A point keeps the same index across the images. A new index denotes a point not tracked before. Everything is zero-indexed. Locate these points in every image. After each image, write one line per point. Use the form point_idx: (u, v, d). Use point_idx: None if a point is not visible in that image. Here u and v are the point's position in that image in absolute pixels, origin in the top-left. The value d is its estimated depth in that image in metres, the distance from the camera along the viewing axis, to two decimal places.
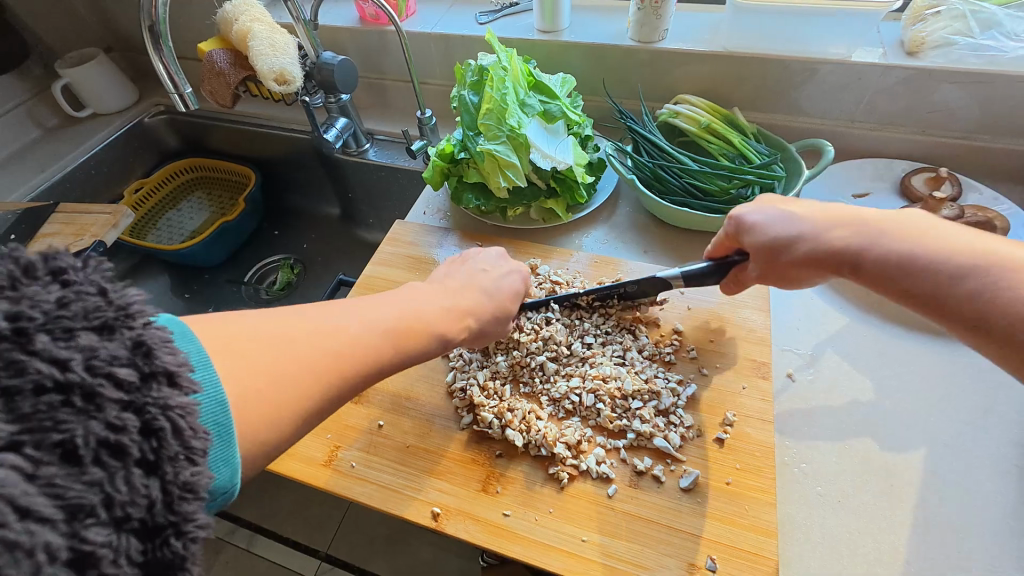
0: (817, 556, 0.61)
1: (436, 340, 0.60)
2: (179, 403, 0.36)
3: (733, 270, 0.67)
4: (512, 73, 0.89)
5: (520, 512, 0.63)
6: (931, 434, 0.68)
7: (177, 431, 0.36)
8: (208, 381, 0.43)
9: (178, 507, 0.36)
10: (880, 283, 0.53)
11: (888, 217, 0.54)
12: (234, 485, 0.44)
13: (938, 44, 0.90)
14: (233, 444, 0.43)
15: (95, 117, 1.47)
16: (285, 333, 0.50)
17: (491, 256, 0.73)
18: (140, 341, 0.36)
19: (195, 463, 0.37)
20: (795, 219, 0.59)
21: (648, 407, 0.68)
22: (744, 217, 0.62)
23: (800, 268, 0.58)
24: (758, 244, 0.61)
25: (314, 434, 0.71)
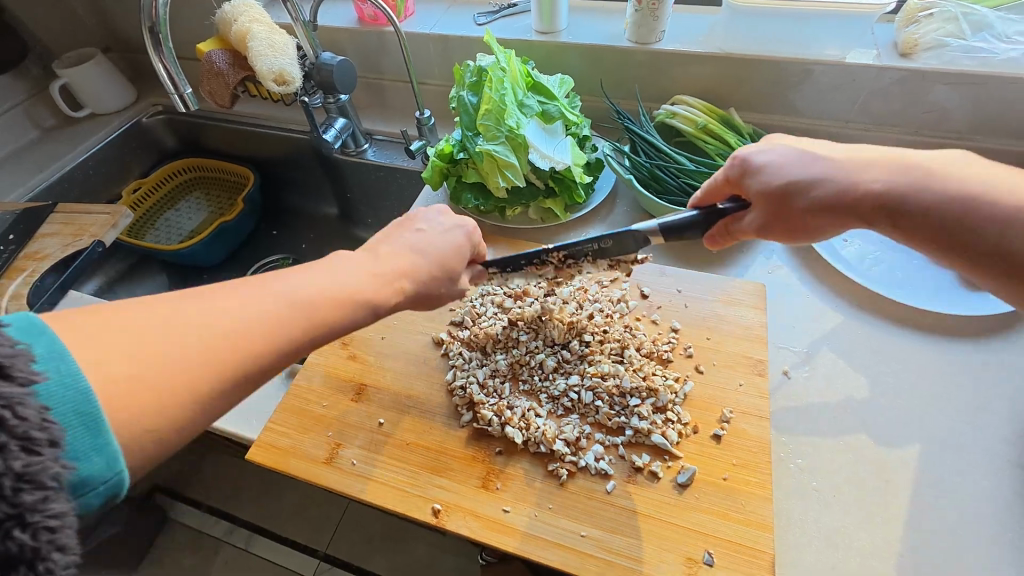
0: (812, 550, 0.61)
1: (365, 308, 0.55)
2: (2, 395, 0.34)
3: (726, 219, 0.63)
4: (511, 74, 0.90)
5: (519, 508, 0.63)
6: (925, 430, 0.69)
7: (1, 423, 0.34)
8: (61, 372, 0.38)
9: (17, 498, 0.34)
10: (899, 222, 0.52)
11: (900, 154, 0.54)
12: (118, 475, 0.40)
13: (931, 45, 0.92)
14: (109, 432, 0.39)
15: (93, 117, 1.46)
16: (187, 315, 0.45)
17: (433, 214, 0.67)
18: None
19: (35, 453, 0.35)
20: (809, 157, 0.57)
21: (646, 404, 0.69)
22: (752, 158, 0.60)
23: (813, 212, 0.56)
24: (770, 181, 0.58)
25: (315, 432, 0.72)
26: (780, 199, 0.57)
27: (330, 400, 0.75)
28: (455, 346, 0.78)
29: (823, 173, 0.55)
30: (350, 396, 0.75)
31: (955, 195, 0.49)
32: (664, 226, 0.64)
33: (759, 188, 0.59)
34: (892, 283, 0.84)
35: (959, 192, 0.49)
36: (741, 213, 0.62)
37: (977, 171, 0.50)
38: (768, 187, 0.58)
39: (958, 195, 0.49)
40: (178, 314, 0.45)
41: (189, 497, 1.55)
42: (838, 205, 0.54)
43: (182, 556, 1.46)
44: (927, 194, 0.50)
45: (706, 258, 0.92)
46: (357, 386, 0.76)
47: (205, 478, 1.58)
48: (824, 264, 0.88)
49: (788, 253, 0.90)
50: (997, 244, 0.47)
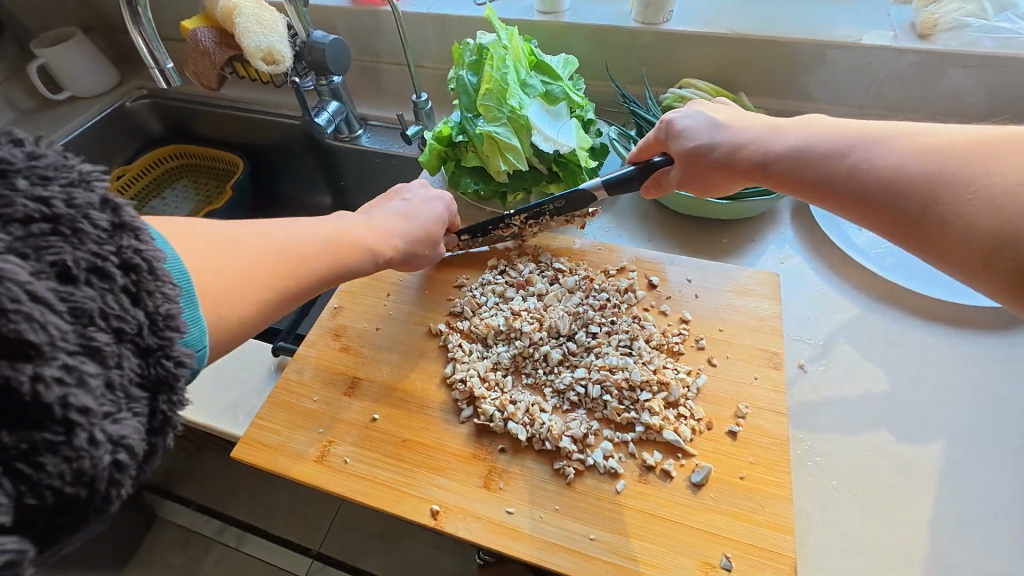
0: (833, 553, 0.58)
1: (369, 255, 0.65)
2: (152, 249, 0.39)
3: (657, 173, 0.71)
4: (513, 52, 0.85)
5: (524, 509, 0.60)
6: (948, 426, 0.66)
7: (153, 270, 0.38)
8: (170, 253, 0.44)
9: (164, 333, 0.39)
10: (779, 176, 0.56)
11: (800, 117, 0.58)
12: (204, 348, 0.45)
13: (950, 26, 0.89)
14: (199, 306, 0.45)
15: (74, 100, 1.40)
16: (219, 235, 0.52)
17: (416, 188, 0.77)
18: (106, 197, 0.38)
19: (173, 300, 0.39)
20: (718, 123, 0.63)
21: (657, 399, 0.65)
22: (674, 121, 0.67)
23: (715, 168, 0.62)
24: (683, 143, 0.65)
25: (306, 428, 0.68)
26: (690, 159, 0.65)
27: (321, 394, 0.71)
28: (453, 338, 0.74)
29: (724, 137, 0.62)
30: (343, 390, 0.71)
31: (825, 148, 0.52)
32: (608, 182, 0.71)
33: (677, 149, 0.66)
34: (910, 274, 0.80)
35: (830, 144, 0.52)
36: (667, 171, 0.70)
37: (850, 127, 0.52)
38: (682, 149, 0.65)
39: (828, 149, 0.52)
40: (209, 233, 0.52)
41: (177, 495, 1.50)
42: (734, 161, 0.60)
43: (170, 556, 1.42)
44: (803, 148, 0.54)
45: (716, 247, 0.88)
46: (350, 379, 0.72)
47: (194, 475, 1.53)
48: (839, 254, 0.84)
49: (801, 243, 0.86)
50: (853, 191, 0.50)
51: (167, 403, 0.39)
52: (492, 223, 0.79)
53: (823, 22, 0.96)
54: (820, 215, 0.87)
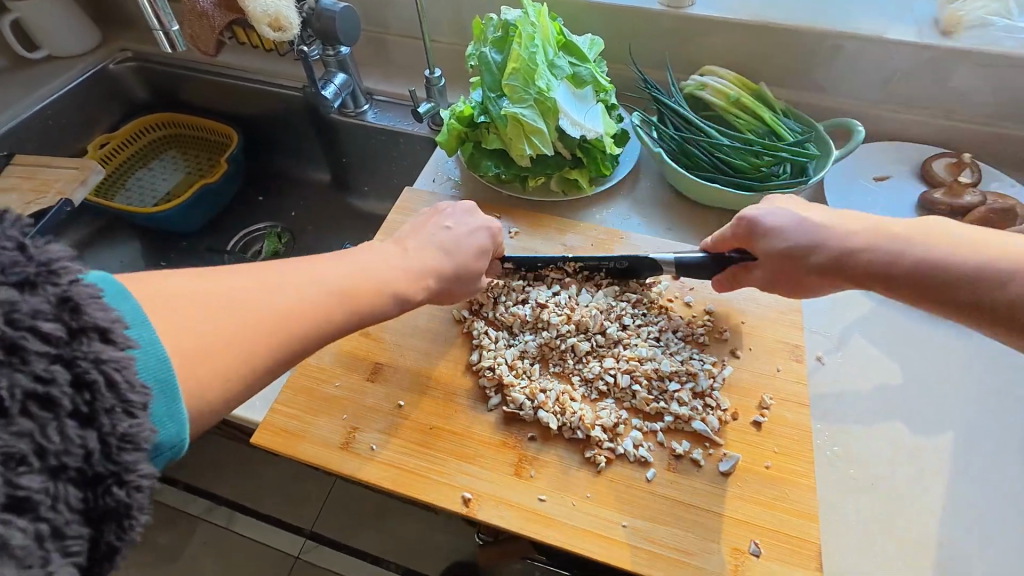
0: (848, 532, 0.62)
1: (393, 299, 0.59)
2: (113, 358, 0.36)
3: (733, 269, 0.68)
4: (541, 31, 0.82)
5: (556, 497, 0.60)
6: (956, 417, 0.69)
7: (111, 385, 0.36)
8: (149, 333, 0.42)
9: (118, 458, 0.36)
10: (884, 283, 0.55)
11: (892, 222, 0.58)
12: (182, 442, 0.43)
13: (973, 24, 0.90)
14: (178, 400, 0.43)
15: (51, 59, 1.31)
16: (234, 292, 0.49)
17: (461, 212, 0.69)
18: (66, 296, 0.35)
19: (134, 417, 0.37)
20: (815, 226, 0.60)
21: (685, 389, 0.66)
22: (757, 220, 0.64)
23: (820, 276, 0.59)
24: (776, 246, 0.62)
25: (329, 415, 0.66)
26: (786, 264, 0.62)
27: (344, 379, 0.69)
28: (478, 325, 0.72)
29: (822, 240, 0.59)
30: (366, 375, 0.69)
31: (936, 263, 0.53)
32: (680, 262, 0.71)
33: (766, 251, 0.63)
34: None
35: (943, 268, 0.52)
36: (745, 274, 0.67)
37: (978, 247, 0.52)
38: (775, 253, 0.62)
39: (950, 281, 0.52)
40: (227, 288, 0.49)
41: (166, 475, 1.47)
42: (835, 267, 0.58)
43: (160, 536, 1.40)
44: (910, 264, 0.54)
45: None
46: (372, 365, 0.70)
47: (183, 455, 1.50)
48: None
49: None
50: (988, 304, 0.50)
51: (114, 533, 0.37)
52: (542, 264, 0.76)
53: (846, 14, 0.95)
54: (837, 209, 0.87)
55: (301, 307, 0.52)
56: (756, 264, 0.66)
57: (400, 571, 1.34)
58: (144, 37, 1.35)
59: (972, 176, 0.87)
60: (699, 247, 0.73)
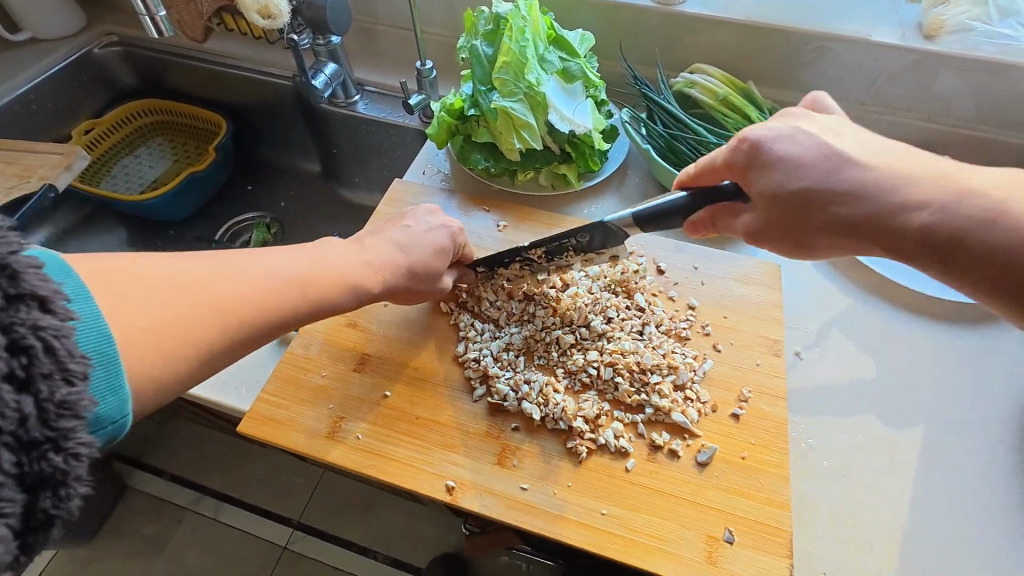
0: (818, 521, 0.65)
1: (349, 291, 0.60)
2: (53, 325, 0.36)
3: (718, 206, 0.59)
4: (532, 25, 0.83)
5: (538, 485, 0.61)
6: (926, 412, 0.71)
7: (50, 352, 0.36)
8: (88, 312, 0.41)
9: (56, 424, 0.36)
10: (908, 244, 0.47)
11: (940, 166, 0.47)
12: (125, 417, 0.42)
13: (955, 29, 0.92)
14: (122, 373, 0.42)
15: (34, 42, 1.28)
16: (193, 276, 0.49)
17: (423, 214, 0.71)
18: (4, 262, 0.35)
19: (73, 384, 0.36)
20: (840, 158, 0.50)
21: (667, 382, 0.68)
22: (765, 145, 0.54)
23: (828, 229, 0.51)
24: (789, 183, 0.52)
25: (315, 404, 0.67)
26: (792, 205, 0.52)
27: (330, 369, 0.70)
28: (465, 318, 0.73)
29: (852, 184, 0.49)
30: (352, 365, 0.70)
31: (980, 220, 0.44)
32: (638, 214, 0.64)
33: (769, 187, 0.53)
34: (900, 268, 0.84)
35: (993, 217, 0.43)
36: (738, 209, 0.58)
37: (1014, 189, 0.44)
38: (780, 192, 0.52)
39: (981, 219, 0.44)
40: (178, 272, 0.49)
41: (151, 465, 1.47)
42: (852, 216, 0.49)
43: (145, 525, 1.39)
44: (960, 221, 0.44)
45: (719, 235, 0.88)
46: (359, 355, 0.71)
47: (169, 445, 1.49)
48: None
49: None
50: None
51: (50, 501, 0.36)
52: (507, 256, 0.74)
53: (833, 16, 0.96)
54: None
55: (253, 296, 0.52)
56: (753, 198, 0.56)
57: (385, 561, 1.35)
58: (130, 21, 1.32)
59: None
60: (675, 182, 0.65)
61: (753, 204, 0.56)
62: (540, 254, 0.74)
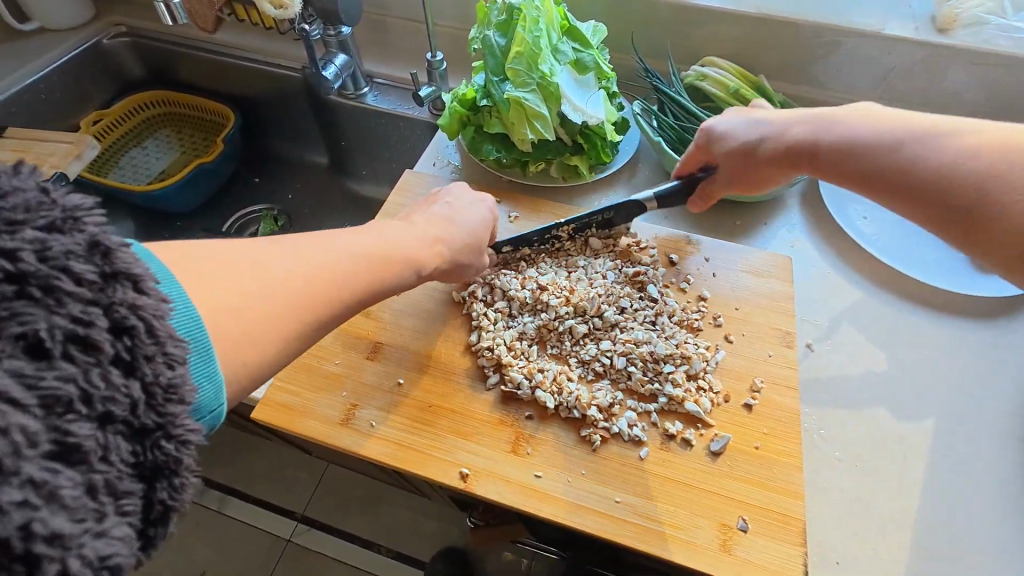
0: (830, 511, 0.65)
1: (411, 266, 0.59)
2: (150, 305, 0.36)
3: (703, 185, 0.72)
4: (545, 15, 0.83)
5: (552, 473, 0.62)
6: (937, 405, 0.72)
7: (150, 332, 0.35)
8: (180, 299, 0.42)
9: (163, 410, 0.36)
10: (828, 170, 0.59)
11: (837, 110, 0.61)
12: (221, 405, 0.42)
13: (968, 22, 0.92)
14: (213, 360, 0.42)
15: (43, 33, 1.28)
16: (254, 257, 0.48)
17: (456, 192, 0.71)
18: (98, 241, 0.35)
19: (175, 367, 0.36)
20: (758, 120, 0.66)
21: (680, 371, 0.68)
22: (712, 127, 0.69)
23: (769, 162, 0.64)
24: (733, 142, 0.66)
25: (329, 392, 0.67)
26: (738, 158, 0.67)
27: (343, 357, 0.70)
28: (478, 307, 0.73)
29: (769, 131, 0.64)
30: (365, 353, 0.70)
31: (874, 147, 0.55)
32: (659, 194, 0.72)
33: (722, 151, 0.68)
34: (910, 261, 0.83)
35: (885, 140, 0.54)
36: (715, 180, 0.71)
37: (873, 119, 0.57)
38: (730, 150, 0.67)
39: (876, 143, 0.55)
40: (252, 252, 0.49)
41: None
42: (795, 146, 0.61)
43: None
44: (863, 140, 0.56)
45: (729, 228, 0.88)
46: (372, 344, 0.71)
47: None
48: (845, 240, 0.87)
49: (810, 228, 0.88)
50: (936, 188, 0.50)
51: (166, 492, 0.36)
52: (537, 235, 0.76)
53: (845, 9, 0.96)
54: (829, 202, 0.89)
55: (326, 273, 0.52)
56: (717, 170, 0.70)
57: (390, 554, 1.35)
58: (139, 12, 1.32)
59: None
60: (673, 176, 0.77)
61: (718, 168, 0.70)
62: (569, 231, 0.78)
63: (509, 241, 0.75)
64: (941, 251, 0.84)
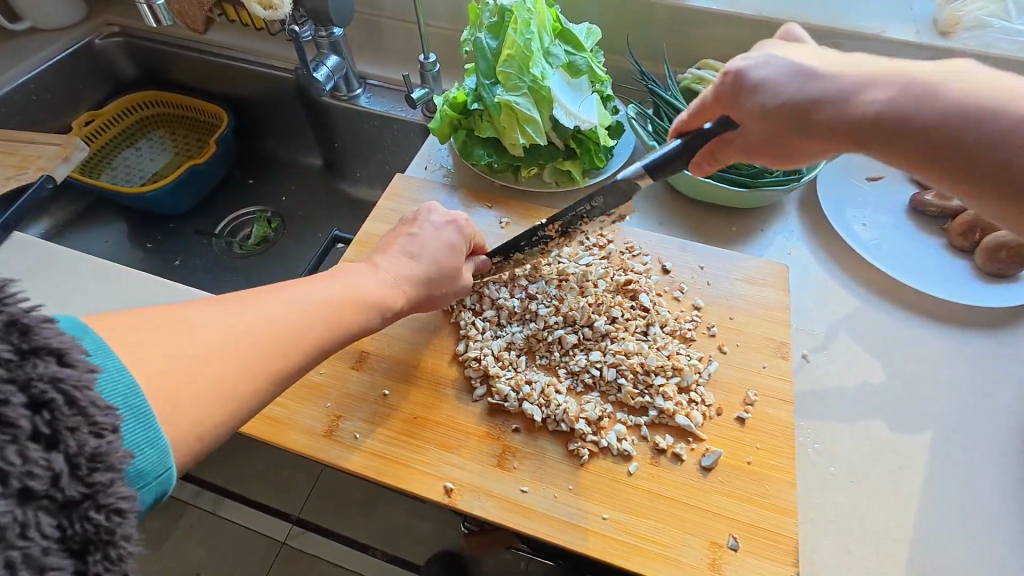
0: (825, 528, 0.63)
1: (372, 310, 0.58)
2: (72, 376, 0.35)
3: (712, 145, 0.59)
4: (537, 17, 0.81)
5: (538, 488, 0.60)
6: (936, 418, 0.70)
7: (70, 403, 0.34)
8: (116, 366, 0.40)
9: (90, 479, 0.34)
10: (889, 141, 0.47)
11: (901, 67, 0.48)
12: (170, 469, 0.40)
13: (972, 25, 0.90)
14: (157, 425, 0.40)
15: (35, 32, 1.27)
16: (201, 317, 0.47)
17: (426, 215, 0.68)
18: (16, 318, 0.34)
19: (103, 435, 0.35)
20: (809, 73, 0.51)
21: (671, 384, 0.66)
22: (746, 73, 0.54)
23: (820, 133, 0.50)
24: (778, 92, 0.52)
25: (312, 403, 0.66)
26: (779, 120, 0.52)
27: (328, 366, 0.68)
28: (466, 316, 0.72)
29: (825, 91, 0.50)
30: (351, 363, 0.69)
31: (965, 121, 0.43)
32: (648, 165, 0.63)
33: (757, 111, 0.53)
34: (910, 269, 0.81)
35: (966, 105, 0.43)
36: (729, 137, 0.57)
37: (968, 83, 0.44)
38: (768, 110, 0.53)
39: (958, 108, 0.43)
40: (198, 312, 0.47)
41: None
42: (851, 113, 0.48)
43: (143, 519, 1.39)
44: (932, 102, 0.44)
45: (726, 234, 0.87)
46: (358, 353, 0.69)
47: None
48: (843, 247, 0.85)
49: (808, 234, 0.86)
50: None
51: (102, 565, 0.35)
52: (525, 237, 0.73)
53: (846, 11, 0.94)
54: (828, 208, 0.87)
55: (281, 324, 0.50)
56: (742, 129, 0.56)
57: (385, 558, 1.34)
58: (131, 11, 1.31)
59: None
60: (671, 135, 0.67)
61: (743, 126, 0.55)
62: (558, 230, 0.73)
63: (499, 248, 0.73)
64: (942, 258, 0.82)
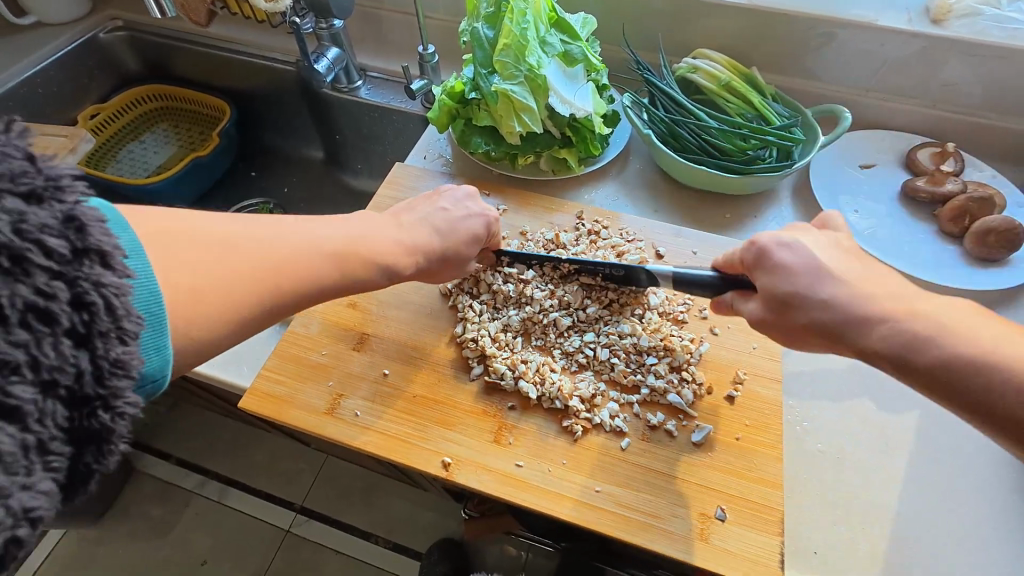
0: (810, 504, 0.65)
1: (386, 275, 0.61)
2: (113, 282, 0.37)
3: (736, 294, 0.61)
4: (533, 6, 0.82)
5: (533, 463, 0.62)
6: (922, 397, 0.72)
7: (110, 309, 0.37)
8: (143, 271, 0.42)
9: (108, 382, 0.37)
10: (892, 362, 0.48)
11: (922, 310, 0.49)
12: (164, 377, 0.43)
13: (962, 13, 0.91)
14: (167, 333, 0.43)
15: (39, 26, 1.28)
16: (230, 243, 0.50)
17: (461, 196, 0.70)
18: (73, 215, 0.36)
19: (127, 343, 0.38)
20: (821, 270, 0.53)
21: (662, 363, 0.68)
22: (768, 251, 0.56)
23: (809, 329, 0.53)
24: (779, 288, 0.54)
25: (315, 381, 0.68)
26: (778, 306, 0.55)
27: (330, 347, 0.70)
28: (464, 299, 0.74)
29: (830, 300, 0.51)
30: (352, 344, 0.71)
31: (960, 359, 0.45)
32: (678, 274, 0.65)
33: (766, 286, 0.56)
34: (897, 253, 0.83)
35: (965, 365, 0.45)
36: (750, 296, 0.59)
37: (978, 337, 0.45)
38: (773, 292, 0.55)
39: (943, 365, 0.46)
40: (225, 238, 0.51)
41: (158, 449, 1.49)
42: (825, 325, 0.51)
43: (150, 507, 1.42)
44: (931, 358, 0.46)
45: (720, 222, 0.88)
46: (358, 335, 0.72)
47: (176, 429, 1.52)
48: None
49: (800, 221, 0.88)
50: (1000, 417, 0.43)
51: (93, 457, 0.38)
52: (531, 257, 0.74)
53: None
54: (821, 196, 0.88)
55: (290, 264, 0.54)
56: (758, 310, 0.57)
57: (388, 545, 1.36)
58: (134, 5, 1.32)
59: (954, 166, 0.88)
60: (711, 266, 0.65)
61: (758, 297, 0.57)
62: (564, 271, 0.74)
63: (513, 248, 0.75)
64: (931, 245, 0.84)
